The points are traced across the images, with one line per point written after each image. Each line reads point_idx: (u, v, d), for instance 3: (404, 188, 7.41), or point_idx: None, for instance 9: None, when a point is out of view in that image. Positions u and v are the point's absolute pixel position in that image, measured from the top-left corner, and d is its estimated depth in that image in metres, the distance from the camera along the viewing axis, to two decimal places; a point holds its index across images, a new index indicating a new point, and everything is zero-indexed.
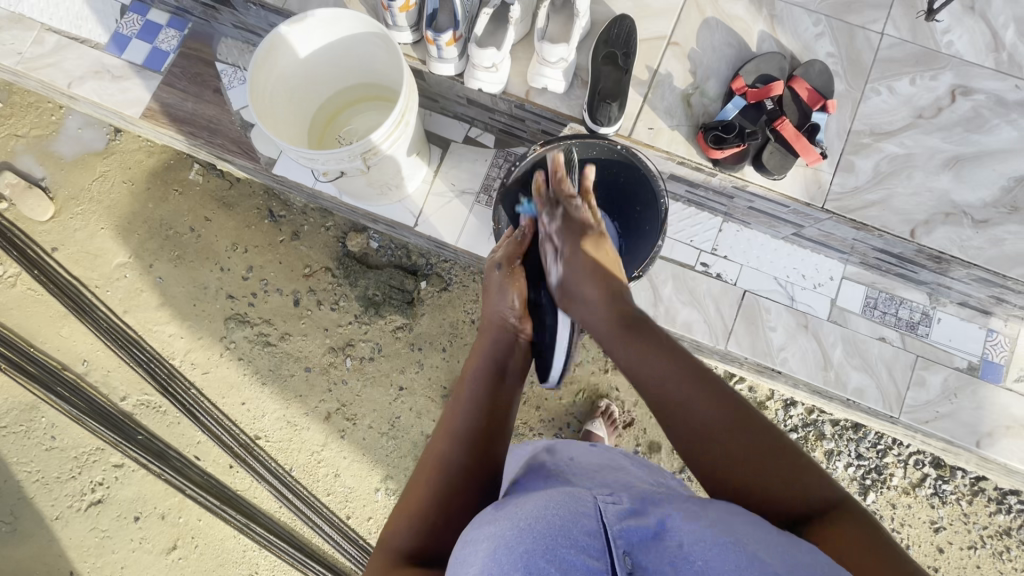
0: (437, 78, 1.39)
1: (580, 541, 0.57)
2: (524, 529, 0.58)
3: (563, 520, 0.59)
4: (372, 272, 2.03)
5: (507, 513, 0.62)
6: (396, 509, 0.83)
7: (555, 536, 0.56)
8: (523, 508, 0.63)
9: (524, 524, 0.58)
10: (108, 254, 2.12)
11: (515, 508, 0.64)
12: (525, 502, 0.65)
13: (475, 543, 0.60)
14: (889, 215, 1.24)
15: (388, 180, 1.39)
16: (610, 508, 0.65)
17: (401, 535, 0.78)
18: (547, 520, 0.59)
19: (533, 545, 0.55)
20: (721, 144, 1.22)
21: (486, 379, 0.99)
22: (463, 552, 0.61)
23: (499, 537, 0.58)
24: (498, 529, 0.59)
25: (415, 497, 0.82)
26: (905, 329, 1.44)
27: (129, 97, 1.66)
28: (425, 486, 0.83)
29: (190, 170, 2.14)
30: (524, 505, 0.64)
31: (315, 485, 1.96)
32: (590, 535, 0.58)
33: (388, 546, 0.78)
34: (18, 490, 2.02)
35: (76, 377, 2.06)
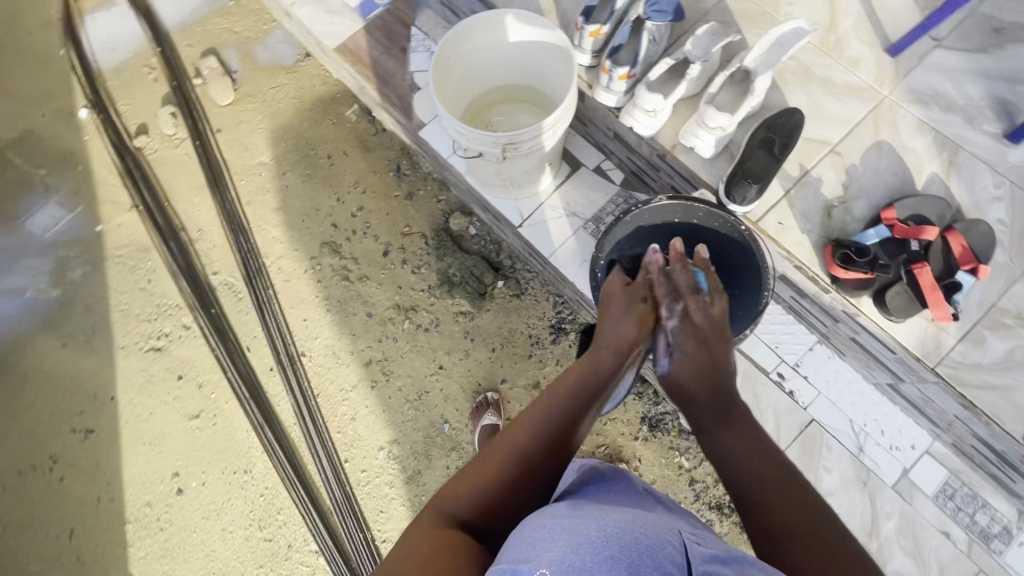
0: (596, 105, 1.45)
1: (665, 565, 0.65)
2: (606, 537, 0.66)
3: (650, 541, 0.67)
4: (461, 255, 2.12)
5: (595, 515, 0.71)
6: (462, 476, 0.89)
7: (641, 554, 0.64)
8: (609, 515, 0.71)
9: (611, 531, 0.66)
10: (257, 150, 2.39)
11: (603, 514, 0.72)
12: (608, 510, 0.74)
13: (564, 527, 0.68)
14: (1005, 405, 1.13)
15: (515, 176, 1.47)
16: (696, 547, 0.71)
17: (457, 504, 0.85)
18: (635, 536, 0.67)
19: (619, 554, 0.63)
20: (848, 264, 1.18)
21: (578, 398, 0.99)
22: (539, 534, 0.69)
23: (582, 535, 0.66)
24: (585, 525, 0.68)
25: (479, 477, 0.88)
26: (976, 536, 1.28)
27: (333, 30, 1.88)
28: (495, 471, 0.88)
29: (349, 108, 2.38)
30: (612, 513, 0.72)
31: (331, 418, 2.06)
32: (672, 562, 0.66)
33: (441, 509, 0.84)
34: (103, 311, 2.28)
35: (188, 240, 2.32)
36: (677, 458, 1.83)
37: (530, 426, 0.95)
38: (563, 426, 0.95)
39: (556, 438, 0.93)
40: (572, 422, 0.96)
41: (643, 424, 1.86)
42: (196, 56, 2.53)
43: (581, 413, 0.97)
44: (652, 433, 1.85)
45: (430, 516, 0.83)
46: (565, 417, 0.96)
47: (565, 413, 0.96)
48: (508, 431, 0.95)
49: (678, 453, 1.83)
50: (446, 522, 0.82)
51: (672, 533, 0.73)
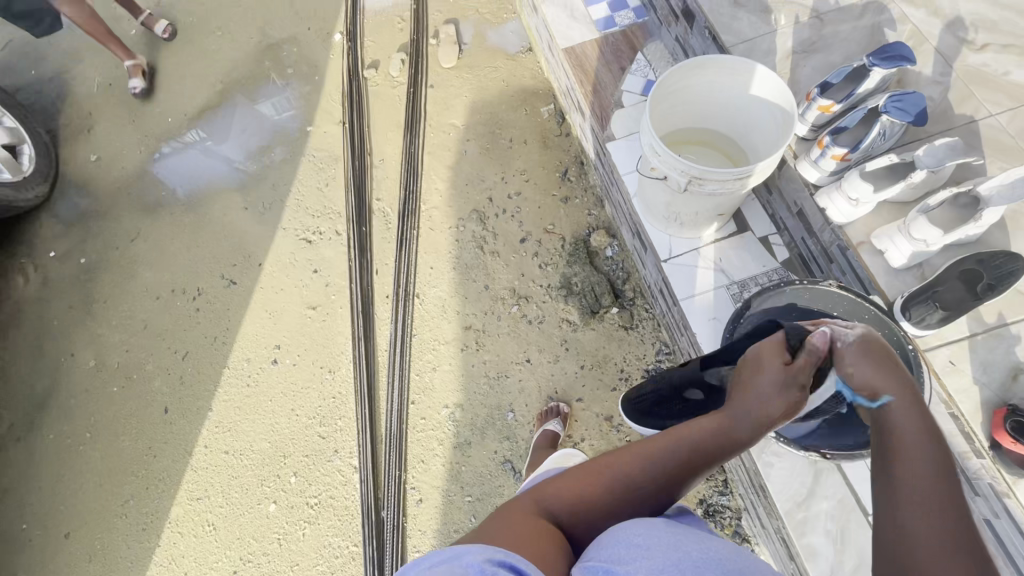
0: (794, 178, 1.44)
1: None
2: (708, 559, 0.73)
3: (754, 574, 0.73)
4: (589, 269, 2.17)
5: (700, 539, 0.78)
6: (568, 477, 0.96)
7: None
8: (713, 543, 0.78)
9: (716, 556, 0.74)
10: (454, 113, 2.65)
11: (710, 541, 0.78)
12: (714, 539, 0.80)
13: (668, 540, 0.77)
14: None
15: (684, 211, 1.49)
16: None
17: (556, 499, 0.92)
18: (740, 566, 0.73)
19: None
20: (1019, 436, 1.05)
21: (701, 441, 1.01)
22: (638, 535, 0.79)
23: (684, 552, 0.74)
24: (689, 546, 0.76)
25: (584, 483, 0.95)
26: None
27: (569, 32, 2.04)
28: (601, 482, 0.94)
29: (546, 106, 2.56)
30: (717, 542, 0.79)
31: (416, 361, 2.20)
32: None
33: (543, 502, 0.91)
34: (281, 193, 2.64)
35: (370, 164, 2.62)
36: None
37: (650, 455, 0.97)
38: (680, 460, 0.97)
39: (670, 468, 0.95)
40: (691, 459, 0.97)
41: (699, 505, 1.76)
42: (440, 21, 2.87)
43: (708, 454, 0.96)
44: (705, 519, 1.74)
45: (531, 503, 0.90)
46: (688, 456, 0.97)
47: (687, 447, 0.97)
48: (622, 448, 0.99)
49: None
50: (543, 511, 0.89)
51: None
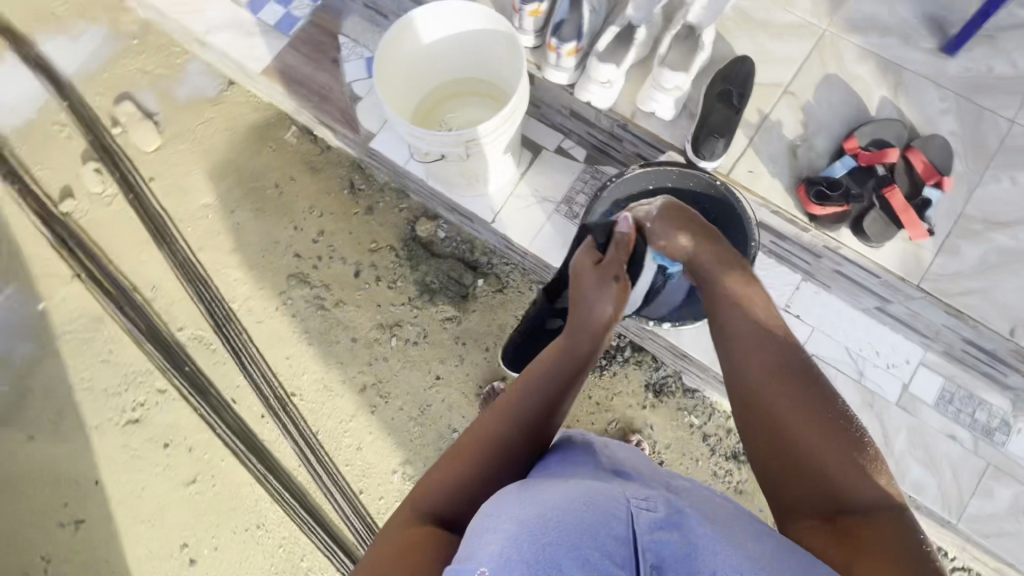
0: (548, 86, 1.42)
1: (604, 544, 0.66)
2: (546, 521, 0.67)
3: (593, 519, 0.68)
4: (435, 260, 2.07)
5: (535, 497, 0.72)
6: (440, 466, 0.90)
7: (579, 537, 0.65)
8: (549, 496, 0.72)
9: (549, 516, 0.67)
10: (198, 193, 2.26)
11: (545, 494, 0.72)
12: (549, 488, 0.74)
13: (501, 515, 0.70)
14: (988, 307, 1.17)
15: (479, 172, 1.43)
16: (643, 514, 0.72)
17: (433, 496, 0.85)
18: (577, 516, 0.68)
19: (557, 543, 0.64)
20: (823, 201, 1.20)
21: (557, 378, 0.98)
22: (482, 524, 0.70)
23: (524, 523, 0.67)
24: (523, 513, 0.69)
25: (458, 467, 0.88)
26: (979, 432, 1.35)
27: (256, 53, 1.78)
28: (471, 462, 0.89)
29: (287, 131, 2.27)
30: (552, 490, 0.73)
31: (336, 453, 1.99)
32: (612, 539, 0.67)
33: (417, 505, 0.85)
34: (66, 393, 2.13)
35: (143, 300, 2.18)
36: (687, 417, 1.85)
37: (507, 412, 0.94)
38: (540, 404, 0.94)
39: (531, 420, 0.93)
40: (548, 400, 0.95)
41: (648, 392, 1.87)
42: (109, 104, 2.35)
43: (557, 387, 0.97)
44: (658, 399, 1.87)
45: (409, 515, 0.83)
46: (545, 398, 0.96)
47: (539, 391, 0.96)
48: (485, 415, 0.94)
49: (687, 413, 1.86)
50: (426, 518, 0.82)
51: (616, 500, 0.74)
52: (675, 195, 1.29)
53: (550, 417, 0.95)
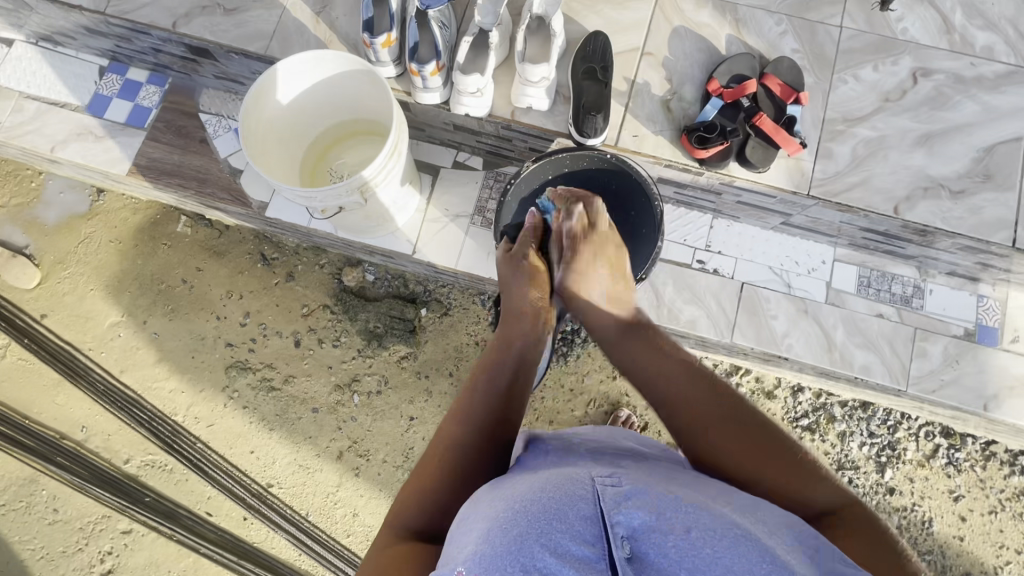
0: (424, 108, 1.42)
1: (574, 525, 0.63)
2: (518, 513, 0.65)
3: (558, 504, 0.66)
4: (372, 305, 2.02)
5: (504, 496, 0.70)
6: (407, 483, 0.83)
7: (547, 521, 0.63)
8: (515, 492, 0.70)
9: (517, 508, 0.66)
10: (100, 315, 2.09)
11: (512, 491, 0.71)
12: (518, 486, 0.72)
13: (476, 522, 0.68)
14: (872, 195, 1.28)
15: (384, 211, 1.41)
16: (609, 491, 0.70)
17: (407, 514, 0.79)
18: (542, 504, 0.66)
19: (527, 531, 0.62)
20: (705, 144, 1.26)
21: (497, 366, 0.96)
22: (458, 532, 0.68)
23: (495, 520, 0.65)
24: (493, 512, 0.67)
25: (423, 479, 0.82)
26: (900, 304, 1.48)
27: (115, 156, 1.66)
28: (441, 471, 0.82)
29: (178, 223, 2.14)
30: (520, 486, 0.72)
31: (333, 528, 1.90)
32: (584, 519, 0.64)
33: (395, 521, 0.79)
34: (21, 570, 1.93)
35: (75, 445, 2.00)
36: None
37: (465, 413, 0.89)
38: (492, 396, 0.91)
39: (491, 416, 0.88)
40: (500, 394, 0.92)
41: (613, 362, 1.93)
42: None
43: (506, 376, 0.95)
44: None
45: (386, 535, 0.77)
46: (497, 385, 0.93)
47: (489, 386, 0.92)
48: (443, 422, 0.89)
49: None
50: (403, 536, 0.76)
51: (585, 485, 0.71)
52: (574, 176, 1.32)
53: (511, 413, 0.90)
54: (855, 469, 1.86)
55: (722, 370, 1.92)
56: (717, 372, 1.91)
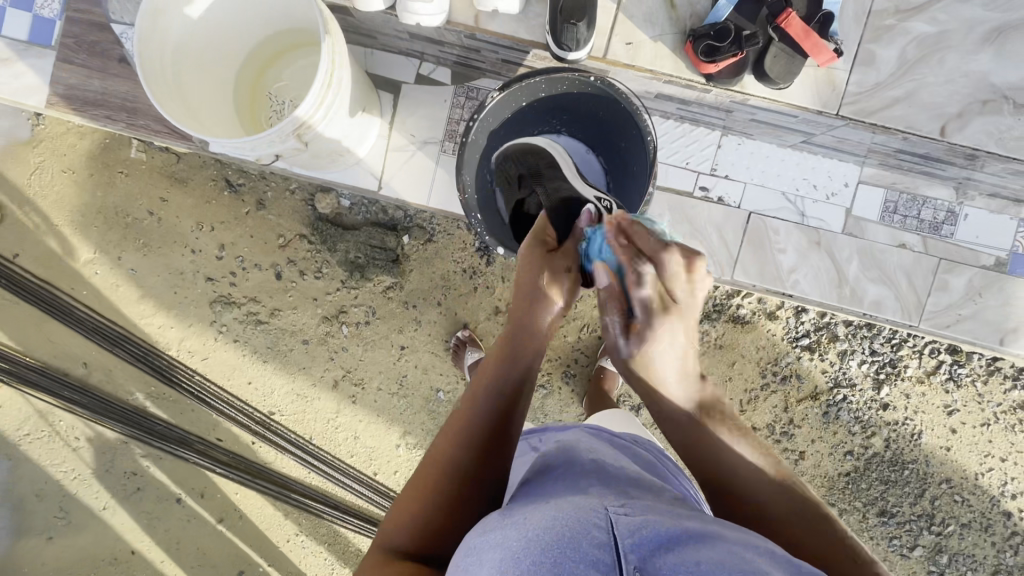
0: (368, 15, 1.15)
1: (587, 552, 0.60)
2: (531, 542, 0.62)
3: (571, 530, 0.63)
4: (350, 234, 1.89)
5: (514, 522, 0.68)
6: (403, 499, 0.81)
7: (559, 549, 0.60)
8: (528, 519, 0.67)
9: (529, 535, 0.63)
10: (72, 252, 2.00)
11: (525, 517, 0.68)
12: (529, 512, 0.70)
13: (481, 551, 0.64)
14: (916, 112, 1.05)
15: (336, 146, 1.22)
16: (622, 518, 0.67)
17: (398, 534, 0.77)
18: (554, 529, 0.63)
19: (540, 559, 0.60)
20: (714, 56, 1.01)
21: (503, 382, 0.89)
22: (468, 563, 0.64)
23: (507, 548, 0.63)
24: (503, 539, 0.64)
25: (418, 500, 0.80)
26: (927, 231, 1.31)
27: (27, 82, 1.43)
28: (436, 490, 0.80)
29: (130, 148, 1.95)
30: (533, 513, 0.69)
31: (337, 449, 1.99)
32: (597, 545, 0.62)
33: (388, 544, 0.77)
34: (59, 489, 2.10)
35: (79, 380, 2.04)
36: None
37: (462, 434, 0.85)
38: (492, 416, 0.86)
39: (490, 434, 0.85)
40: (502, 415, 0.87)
41: None
42: None
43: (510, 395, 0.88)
44: None
45: (377, 555, 0.76)
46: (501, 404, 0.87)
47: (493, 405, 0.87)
48: (440, 441, 0.85)
49: None
50: (391, 556, 0.75)
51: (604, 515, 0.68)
52: (555, 99, 1.11)
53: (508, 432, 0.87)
54: (851, 387, 1.83)
55: (723, 292, 1.81)
56: (718, 294, 1.81)
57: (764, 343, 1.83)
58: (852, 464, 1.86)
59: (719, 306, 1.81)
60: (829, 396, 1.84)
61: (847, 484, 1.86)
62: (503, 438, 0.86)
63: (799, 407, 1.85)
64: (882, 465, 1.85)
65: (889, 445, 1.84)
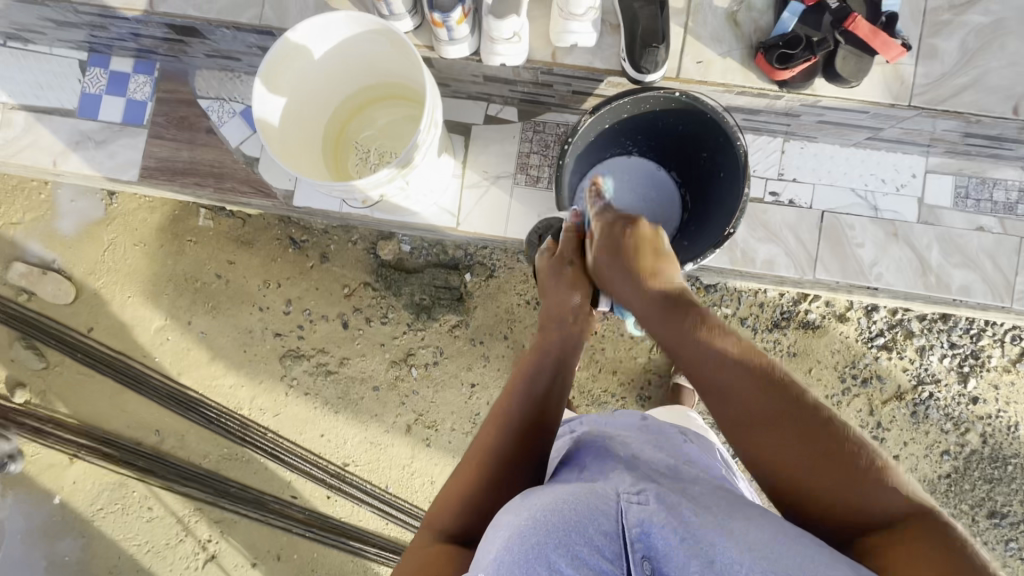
0: (449, 62, 1.24)
1: (592, 540, 0.66)
2: (536, 524, 0.68)
3: (579, 516, 0.69)
4: (414, 277, 1.94)
5: (527, 502, 0.73)
6: (445, 485, 0.89)
7: (565, 535, 0.66)
8: (539, 500, 0.73)
9: (538, 518, 0.68)
10: (144, 321, 2.07)
11: (537, 499, 0.74)
12: (543, 493, 0.75)
13: (498, 526, 0.72)
14: (986, 95, 1.10)
15: (423, 184, 1.28)
16: (632, 508, 0.71)
17: (444, 516, 0.84)
18: (563, 515, 0.69)
19: (546, 541, 0.66)
20: (787, 62, 1.07)
21: (539, 376, 0.95)
22: (489, 533, 0.73)
23: (517, 527, 0.69)
24: (516, 519, 0.70)
25: (461, 484, 0.87)
26: (1003, 213, 1.33)
27: (122, 160, 1.54)
28: (476, 473, 0.87)
29: (198, 217, 2.04)
30: (545, 494, 0.75)
31: (414, 496, 1.95)
32: (603, 534, 0.67)
33: (434, 525, 0.85)
34: (133, 563, 2.06)
35: (153, 448, 2.05)
36: (719, 310, 1.83)
37: (496, 421, 0.92)
38: (525, 406, 0.92)
39: (527, 424, 0.91)
40: (536, 403, 0.92)
41: None
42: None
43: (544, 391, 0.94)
44: None
45: (424, 535, 0.84)
46: (534, 395, 0.93)
47: (525, 396, 0.93)
48: (479, 428, 0.93)
49: (717, 307, 1.83)
50: (438, 536, 0.82)
51: (609, 501, 0.72)
52: (634, 120, 1.17)
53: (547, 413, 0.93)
54: (935, 383, 1.79)
55: (790, 299, 1.81)
56: (785, 301, 1.81)
57: (839, 347, 1.82)
58: (950, 464, 1.79)
59: (788, 313, 1.80)
60: (914, 395, 1.79)
61: (949, 486, 1.79)
62: (538, 427, 0.91)
63: (885, 408, 1.80)
64: (983, 462, 1.78)
65: (986, 441, 1.78)
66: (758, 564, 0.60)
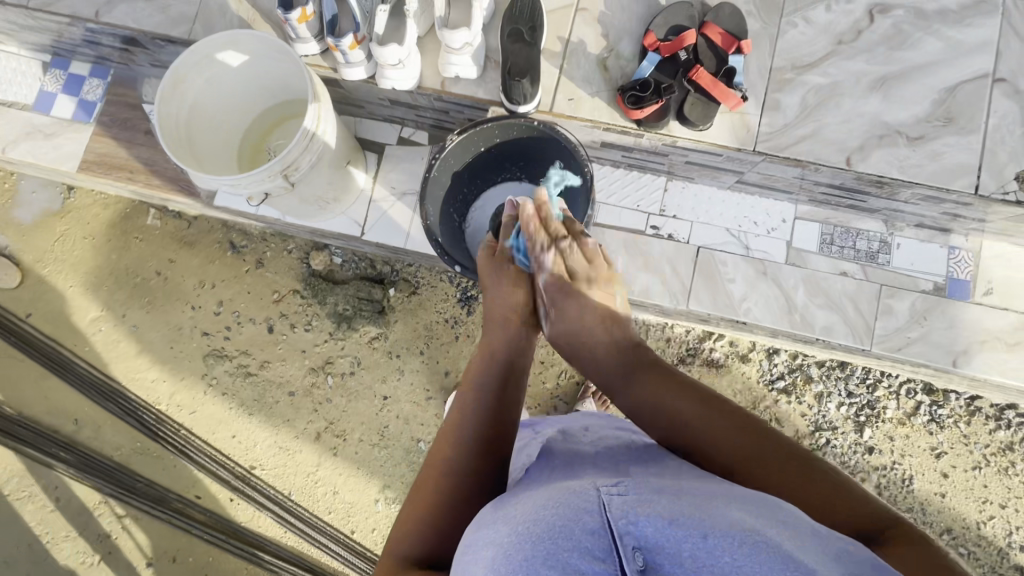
0: (354, 85, 1.37)
1: (579, 539, 0.53)
2: (523, 535, 0.56)
3: (563, 520, 0.56)
4: (340, 288, 2.01)
5: (508, 518, 0.62)
6: (402, 515, 0.82)
7: (551, 541, 0.53)
8: (520, 512, 0.62)
9: (520, 531, 0.57)
10: (80, 311, 2.14)
11: (516, 513, 0.62)
12: (523, 505, 0.64)
13: (480, 545, 0.60)
14: (822, 146, 1.28)
15: (321, 191, 1.37)
16: (615, 498, 0.59)
17: (407, 543, 0.77)
18: (545, 521, 0.57)
19: (530, 555, 0.53)
20: (640, 103, 1.22)
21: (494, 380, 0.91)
22: (466, 558, 0.60)
23: (499, 545, 0.57)
24: (497, 537, 0.59)
25: (420, 509, 0.80)
26: (865, 260, 1.41)
27: (65, 152, 1.66)
28: (436, 495, 0.80)
29: (147, 216, 2.15)
30: (524, 507, 0.63)
31: (316, 505, 1.96)
32: (590, 531, 0.54)
33: (397, 556, 0.77)
34: (31, 553, 2.06)
35: (68, 437, 2.07)
36: None
37: (455, 436, 0.85)
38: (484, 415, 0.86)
39: (485, 432, 0.85)
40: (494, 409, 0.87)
41: None
42: None
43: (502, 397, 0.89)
44: None
45: (387, 568, 0.76)
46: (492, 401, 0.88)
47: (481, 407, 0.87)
48: (435, 448, 0.86)
49: None
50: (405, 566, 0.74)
51: (590, 496, 0.60)
52: (509, 145, 1.28)
53: (506, 417, 0.88)
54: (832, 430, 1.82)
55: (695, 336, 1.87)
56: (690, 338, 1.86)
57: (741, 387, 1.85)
58: None
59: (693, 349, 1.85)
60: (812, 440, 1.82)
61: None
62: (496, 437, 0.85)
63: None
64: None
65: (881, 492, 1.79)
66: (756, 545, 0.51)
